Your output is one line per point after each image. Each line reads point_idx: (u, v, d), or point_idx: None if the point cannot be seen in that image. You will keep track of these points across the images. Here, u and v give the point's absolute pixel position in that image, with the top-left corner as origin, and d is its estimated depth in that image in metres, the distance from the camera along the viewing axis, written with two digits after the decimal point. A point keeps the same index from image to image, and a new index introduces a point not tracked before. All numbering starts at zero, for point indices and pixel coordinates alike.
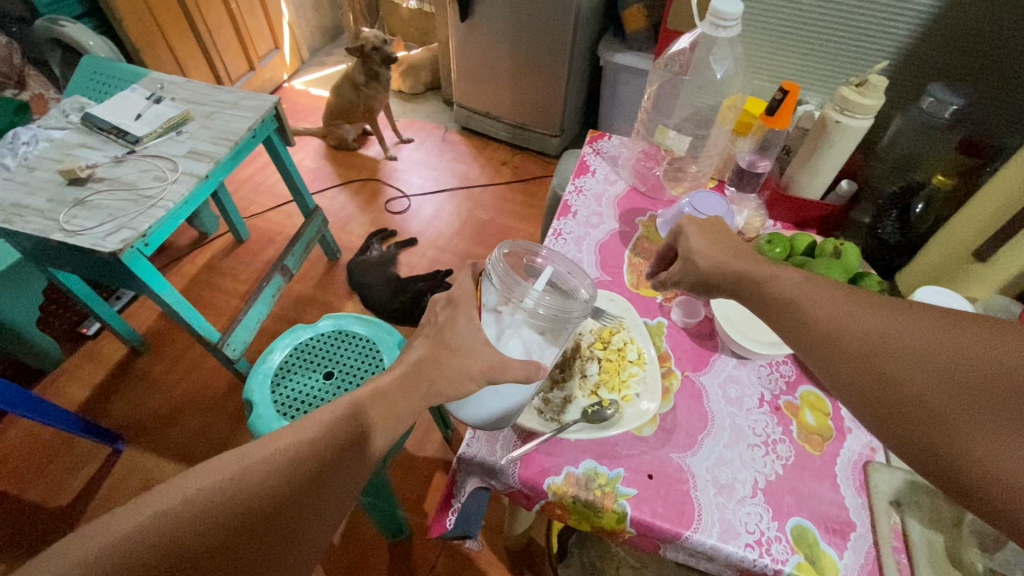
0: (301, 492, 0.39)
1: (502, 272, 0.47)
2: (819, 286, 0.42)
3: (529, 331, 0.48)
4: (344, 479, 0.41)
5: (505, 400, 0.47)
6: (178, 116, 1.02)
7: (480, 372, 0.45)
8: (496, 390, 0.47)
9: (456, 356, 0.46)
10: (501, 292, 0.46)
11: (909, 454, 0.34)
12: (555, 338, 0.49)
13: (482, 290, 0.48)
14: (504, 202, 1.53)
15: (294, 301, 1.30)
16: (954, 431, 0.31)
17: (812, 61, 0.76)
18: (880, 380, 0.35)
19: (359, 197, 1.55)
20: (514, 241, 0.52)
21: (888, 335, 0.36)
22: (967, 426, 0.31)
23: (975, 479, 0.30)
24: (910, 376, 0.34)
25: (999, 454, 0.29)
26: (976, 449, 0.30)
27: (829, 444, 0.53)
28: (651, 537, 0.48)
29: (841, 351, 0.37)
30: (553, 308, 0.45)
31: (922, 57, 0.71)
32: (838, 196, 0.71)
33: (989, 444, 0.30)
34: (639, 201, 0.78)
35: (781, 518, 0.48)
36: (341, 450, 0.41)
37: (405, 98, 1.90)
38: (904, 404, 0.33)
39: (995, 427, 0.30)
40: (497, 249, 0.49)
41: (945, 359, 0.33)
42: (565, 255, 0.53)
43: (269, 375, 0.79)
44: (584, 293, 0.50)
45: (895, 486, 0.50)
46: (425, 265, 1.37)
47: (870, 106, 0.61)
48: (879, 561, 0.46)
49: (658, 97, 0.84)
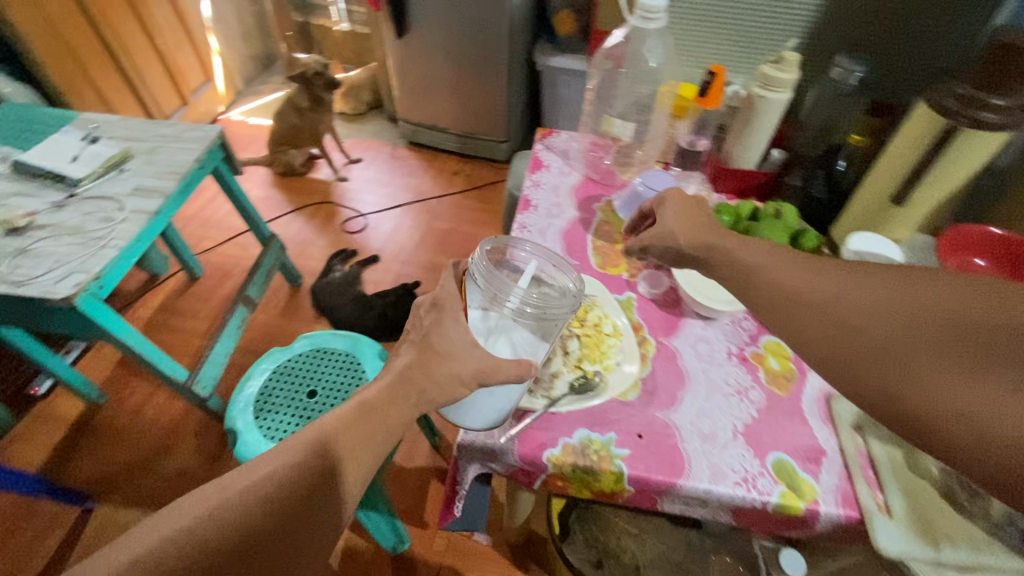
0: (301, 510, 0.41)
1: (484, 272, 0.47)
2: (777, 254, 0.48)
3: (519, 330, 0.49)
4: (342, 495, 0.42)
5: (498, 400, 0.48)
6: (118, 154, 0.99)
7: (472, 375, 0.45)
8: (489, 392, 0.47)
9: (445, 361, 0.45)
10: (487, 291, 0.47)
11: (864, 394, 0.38)
12: (545, 335, 0.50)
13: (465, 292, 0.49)
14: (462, 211, 1.56)
15: (261, 332, 1.27)
16: (907, 368, 0.36)
17: (732, 45, 0.83)
18: (843, 327, 0.40)
19: (314, 221, 1.53)
20: (496, 238, 0.53)
21: (856, 290, 0.41)
22: (921, 364, 0.35)
23: (932, 416, 0.34)
24: (872, 326, 0.39)
25: (954, 387, 0.33)
26: (936, 385, 0.34)
27: (793, 385, 0.58)
28: (647, 492, 0.52)
29: (808, 308, 0.42)
30: (540, 307, 0.46)
31: (827, 34, 0.79)
32: (762, 164, 0.79)
33: (941, 374, 0.34)
34: (594, 188, 0.82)
35: (761, 456, 0.52)
36: (333, 466, 0.42)
37: (349, 119, 1.89)
38: (866, 346, 0.38)
39: (961, 367, 0.34)
40: (479, 247, 0.51)
41: (900, 304, 0.38)
42: (548, 250, 0.55)
43: (250, 402, 0.77)
44: (569, 285, 0.52)
45: (855, 413, 0.55)
46: (390, 280, 1.38)
47: (787, 79, 0.68)
48: (850, 480, 0.51)
49: (601, 88, 0.88)
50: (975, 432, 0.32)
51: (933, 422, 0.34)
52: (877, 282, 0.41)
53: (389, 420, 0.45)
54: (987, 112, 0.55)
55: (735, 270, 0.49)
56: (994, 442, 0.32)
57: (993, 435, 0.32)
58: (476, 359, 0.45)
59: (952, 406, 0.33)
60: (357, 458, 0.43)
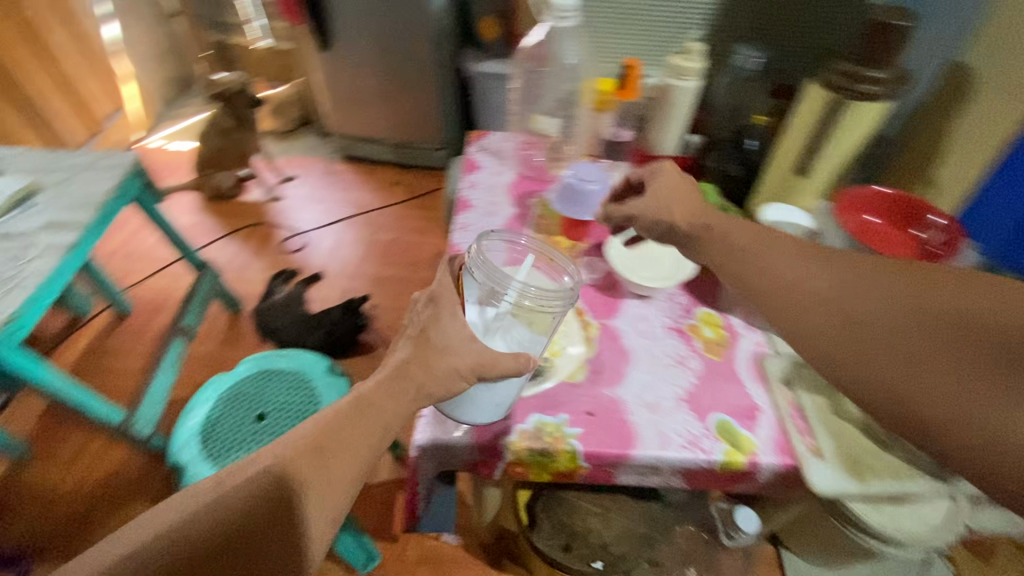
0: (281, 519, 0.43)
1: (483, 266, 0.49)
2: (792, 245, 0.53)
3: (518, 324, 0.50)
4: (322, 500, 0.44)
5: (497, 396, 0.49)
6: (23, 188, 0.92)
7: (467, 369, 0.45)
8: (488, 388, 0.48)
9: (445, 355, 0.46)
10: (485, 285, 0.48)
11: (862, 381, 0.43)
12: (544, 329, 0.51)
13: (463, 287, 0.49)
14: (404, 221, 1.55)
15: (202, 363, 1.21)
16: (907, 358, 0.41)
17: (645, 40, 0.88)
18: (851, 319, 0.45)
19: (250, 244, 1.48)
20: (491, 234, 0.54)
21: (846, 283, 0.47)
22: (919, 356, 0.41)
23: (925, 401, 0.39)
24: (878, 321, 0.44)
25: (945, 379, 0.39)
26: (928, 375, 0.40)
27: (726, 349, 0.62)
28: (603, 467, 0.54)
29: (821, 297, 0.48)
30: (539, 299, 0.47)
31: (728, 25, 0.84)
32: (679, 149, 0.84)
33: (939, 369, 0.39)
34: (528, 184, 0.84)
35: (703, 418, 0.55)
36: (314, 472, 0.44)
37: (278, 137, 1.83)
38: (868, 335, 0.44)
39: (953, 362, 0.39)
40: (474, 243, 0.52)
41: (906, 302, 0.43)
42: (545, 245, 0.56)
43: (194, 432, 0.74)
44: (567, 279, 0.54)
45: (783, 368, 0.60)
46: (336, 297, 1.35)
47: (694, 68, 0.74)
48: (784, 431, 0.55)
49: (526, 88, 0.89)
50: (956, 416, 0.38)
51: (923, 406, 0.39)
52: (863, 276, 0.47)
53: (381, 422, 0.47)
54: (864, 84, 0.62)
55: (738, 251, 0.55)
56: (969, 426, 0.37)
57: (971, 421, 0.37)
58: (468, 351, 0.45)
59: (939, 394, 0.39)
60: (339, 464, 0.45)
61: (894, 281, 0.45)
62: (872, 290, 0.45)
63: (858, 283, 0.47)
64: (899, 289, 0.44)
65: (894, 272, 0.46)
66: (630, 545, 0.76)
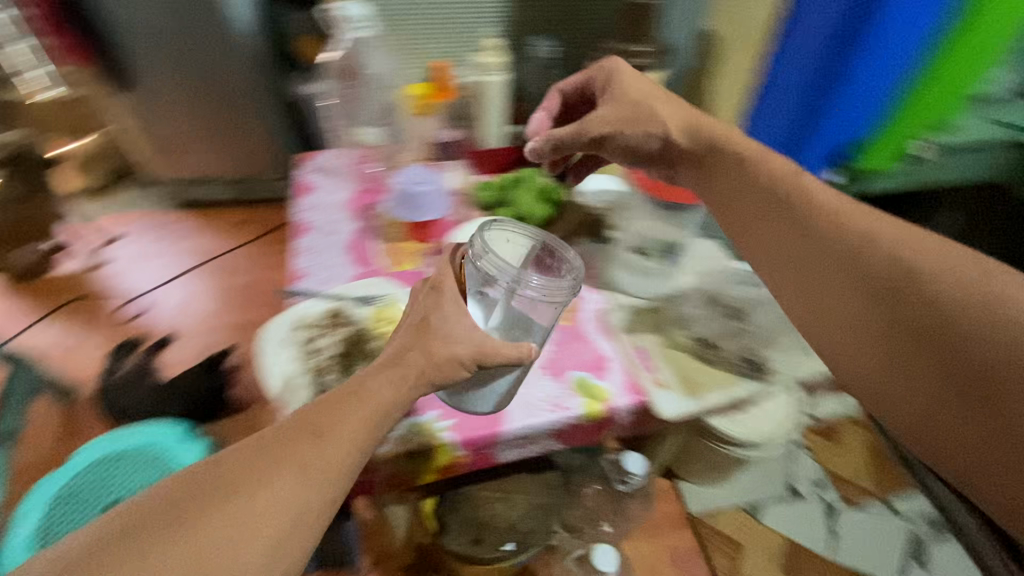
0: (276, 524, 0.41)
1: (484, 261, 0.56)
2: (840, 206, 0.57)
3: (518, 311, 0.58)
4: (312, 504, 0.43)
5: (495, 382, 0.54)
6: None
7: (468, 359, 0.51)
8: (491, 373, 0.54)
9: (443, 342, 0.51)
10: (485, 277, 0.56)
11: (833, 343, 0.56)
12: (541, 314, 0.59)
13: (467, 277, 0.58)
14: (267, 258, 1.35)
15: (39, 467, 1.04)
16: (876, 346, 0.52)
17: (449, 41, 0.90)
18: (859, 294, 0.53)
19: (74, 320, 1.24)
20: (498, 224, 0.62)
21: (831, 258, 0.56)
22: (884, 345, 0.51)
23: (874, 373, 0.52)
24: (876, 311, 0.52)
25: (894, 371, 0.51)
26: (887, 361, 0.51)
27: (575, 312, 0.67)
28: (480, 450, 0.56)
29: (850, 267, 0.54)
30: (540, 288, 0.55)
31: (523, 17, 0.89)
32: (499, 140, 0.90)
33: (894, 361, 0.51)
34: (367, 198, 0.83)
35: (562, 380, 0.60)
36: (304, 473, 0.43)
37: (91, 195, 1.44)
38: (858, 312, 0.53)
39: (912, 355, 0.49)
40: (478, 234, 0.59)
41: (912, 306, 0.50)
42: (549, 235, 0.62)
43: (28, 538, 0.68)
44: (569, 266, 0.60)
45: (621, 320, 0.67)
46: (195, 356, 1.17)
47: (495, 64, 0.81)
48: (631, 373, 0.61)
49: (344, 102, 0.85)
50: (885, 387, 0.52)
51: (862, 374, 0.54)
52: (863, 255, 0.53)
53: (376, 413, 0.47)
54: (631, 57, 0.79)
55: (782, 208, 0.60)
56: (877, 395, 0.53)
57: (882, 395, 0.52)
58: (467, 343, 0.51)
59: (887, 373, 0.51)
60: (329, 464, 0.44)
61: (884, 266, 0.52)
62: (856, 272, 0.53)
63: (848, 259, 0.54)
64: (885, 278, 0.51)
65: (893, 257, 0.52)
66: (539, 521, 0.81)
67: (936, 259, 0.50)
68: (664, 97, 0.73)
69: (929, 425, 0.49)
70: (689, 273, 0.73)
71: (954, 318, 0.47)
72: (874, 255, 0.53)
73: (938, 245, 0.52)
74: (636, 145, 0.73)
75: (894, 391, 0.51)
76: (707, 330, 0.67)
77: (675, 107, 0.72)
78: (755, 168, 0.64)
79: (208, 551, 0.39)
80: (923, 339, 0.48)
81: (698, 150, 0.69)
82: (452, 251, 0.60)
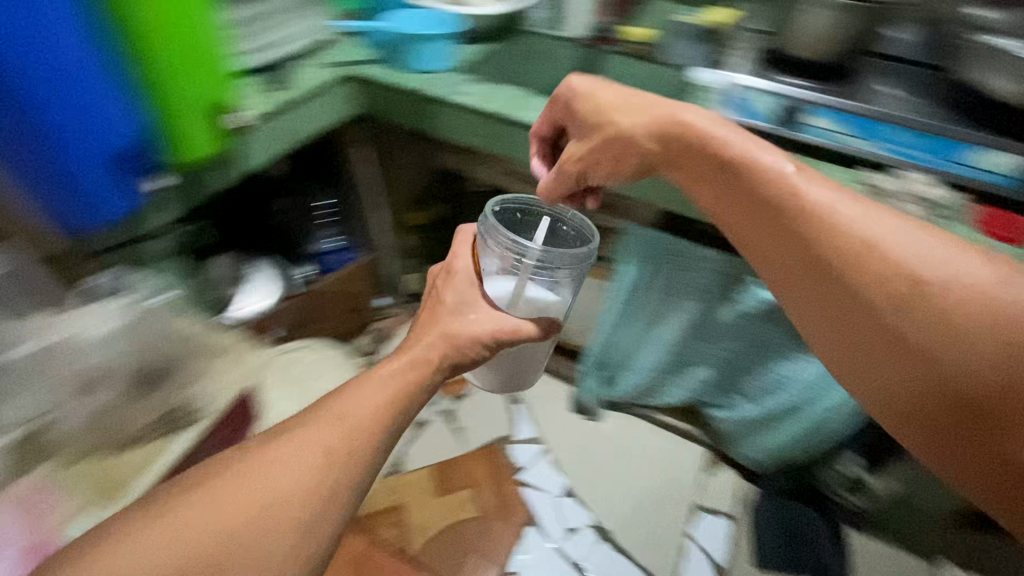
0: (306, 474, 0.47)
1: (493, 242, 0.63)
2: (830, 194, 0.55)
3: (540, 286, 0.67)
4: (337, 490, 0.48)
5: (528, 354, 0.72)
6: None
7: (491, 337, 0.60)
8: (526, 348, 0.71)
9: (464, 330, 0.59)
10: (498, 255, 0.64)
11: (895, 416, 0.52)
12: (564, 285, 0.67)
13: (484, 258, 0.66)
14: None
15: None
16: (938, 430, 0.48)
17: None
18: (896, 338, 0.50)
19: None
20: (504, 199, 0.68)
21: (841, 291, 0.53)
22: (942, 423, 0.48)
23: (951, 466, 0.49)
24: (917, 371, 0.49)
25: (969, 462, 0.47)
26: (951, 452, 0.48)
27: None
28: None
29: (872, 302, 0.51)
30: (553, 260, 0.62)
31: None
32: None
33: (955, 450, 0.48)
34: None
35: None
36: (331, 456, 0.48)
37: None
38: (906, 370, 0.49)
39: (968, 425, 0.46)
40: (491, 207, 0.66)
41: (949, 348, 0.46)
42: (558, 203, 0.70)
43: None
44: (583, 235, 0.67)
45: None
46: None
47: None
48: (23, 539, 0.61)
49: None
50: (984, 483, 0.47)
51: (942, 469, 0.50)
52: (871, 298, 0.51)
53: (401, 396, 0.54)
54: None
55: (763, 201, 0.57)
56: (971, 485, 0.48)
57: (982, 488, 0.48)
58: (489, 323, 0.60)
59: (959, 462, 0.48)
60: (352, 452, 0.49)
61: (878, 284, 0.51)
62: (849, 296, 0.52)
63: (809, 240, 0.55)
64: (882, 297, 0.50)
65: (908, 282, 0.49)
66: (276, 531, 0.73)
67: (946, 274, 0.48)
68: (626, 106, 0.65)
69: (966, 475, 0.48)
70: (24, 393, 0.66)
71: (951, 354, 0.46)
72: (860, 257, 0.52)
73: (946, 265, 0.49)
74: (635, 158, 0.65)
75: (977, 478, 0.48)
76: (89, 419, 0.69)
77: (633, 112, 0.64)
78: (721, 168, 0.60)
79: (241, 540, 0.43)
80: (917, 367, 0.48)
81: (669, 155, 0.63)
82: (468, 241, 0.67)
